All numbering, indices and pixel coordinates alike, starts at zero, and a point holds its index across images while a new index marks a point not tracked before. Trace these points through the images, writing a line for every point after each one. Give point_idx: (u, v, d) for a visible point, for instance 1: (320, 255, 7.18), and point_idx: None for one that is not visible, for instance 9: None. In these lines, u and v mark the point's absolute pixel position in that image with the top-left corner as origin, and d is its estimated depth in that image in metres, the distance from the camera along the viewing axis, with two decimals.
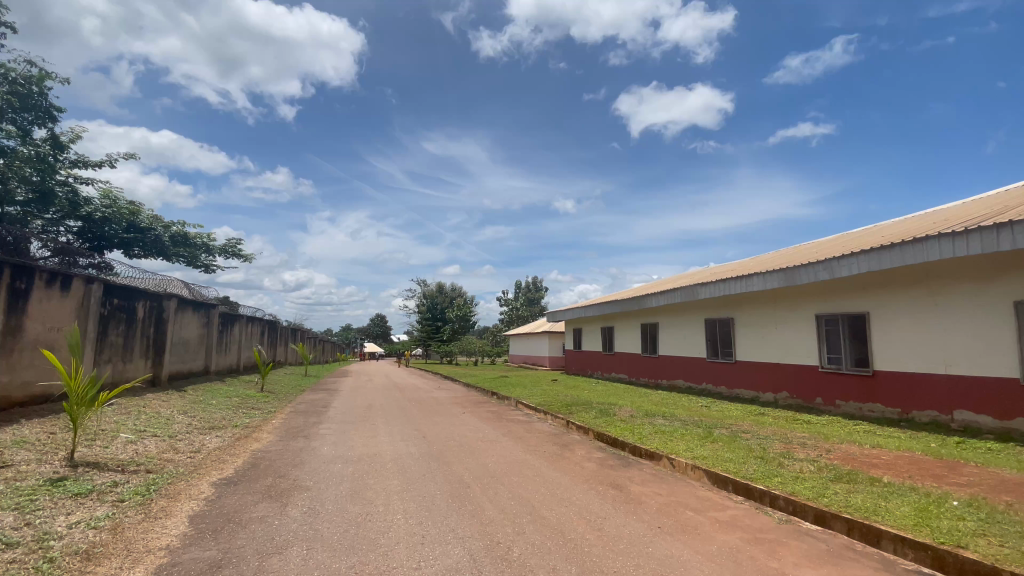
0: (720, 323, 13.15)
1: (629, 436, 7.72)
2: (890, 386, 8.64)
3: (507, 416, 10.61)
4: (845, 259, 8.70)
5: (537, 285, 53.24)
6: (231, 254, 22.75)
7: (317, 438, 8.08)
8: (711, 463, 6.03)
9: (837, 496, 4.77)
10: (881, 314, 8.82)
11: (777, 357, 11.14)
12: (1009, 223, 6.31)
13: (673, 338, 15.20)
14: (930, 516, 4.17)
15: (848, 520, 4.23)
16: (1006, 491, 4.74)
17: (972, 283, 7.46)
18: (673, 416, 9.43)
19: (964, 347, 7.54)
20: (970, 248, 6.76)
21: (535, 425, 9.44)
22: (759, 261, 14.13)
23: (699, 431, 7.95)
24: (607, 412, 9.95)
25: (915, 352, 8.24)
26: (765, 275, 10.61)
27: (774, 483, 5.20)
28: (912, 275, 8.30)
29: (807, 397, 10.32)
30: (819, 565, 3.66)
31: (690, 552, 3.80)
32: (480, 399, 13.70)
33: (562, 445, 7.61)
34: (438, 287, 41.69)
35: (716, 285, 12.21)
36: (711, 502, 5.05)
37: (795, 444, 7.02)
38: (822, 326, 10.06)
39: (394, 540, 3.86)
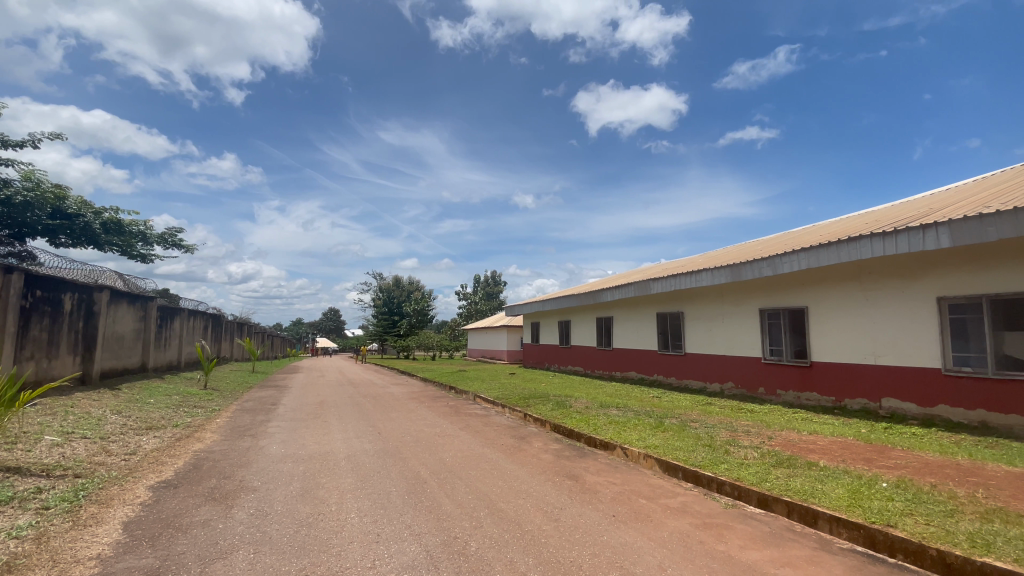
0: (671, 316, 13.58)
1: (585, 427, 7.86)
2: (826, 376, 9.21)
3: (465, 410, 10.58)
4: (786, 256, 9.17)
5: (495, 280, 53.25)
6: (170, 244, 21.48)
7: (264, 436, 7.77)
8: (662, 452, 6.23)
9: (779, 480, 5.05)
10: (819, 309, 9.37)
11: (724, 349, 11.64)
12: (933, 224, 6.83)
13: (627, 332, 15.57)
14: (862, 497, 4.47)
15: (788, 503, 4.48)
16: (930, 473, 5.16)
17: (900, 279, 8.03)
18: (626, 407, 9.69)
19: (892, 339, 8.12)
20: (897, 247, 7.27)
21: (493, 419, 9.47)
22: (709, 257, 14.66)
23: (651, 421, 8.20)
24: (563, 404, 10.12)
25: (849, 345, 8.80)
26: (713, 271, 11.04)
27: (721, 470, 5.44)
28: (848, 272, 8.85)
29: (751, 387, 10.86)
30: (763, 546, 3.85)
31: (643, 539, 3.91)
32: (437, 393, 13.62)
33: (519, 438, 7.67)
34: (395, 280, 41.24)
35: (667, 280, 12.59)
36: (663, 489, 5.22)
37: (739, 432, 7.36)
38: (766, 319, 10.57)
39: (348, 540, 3.76)
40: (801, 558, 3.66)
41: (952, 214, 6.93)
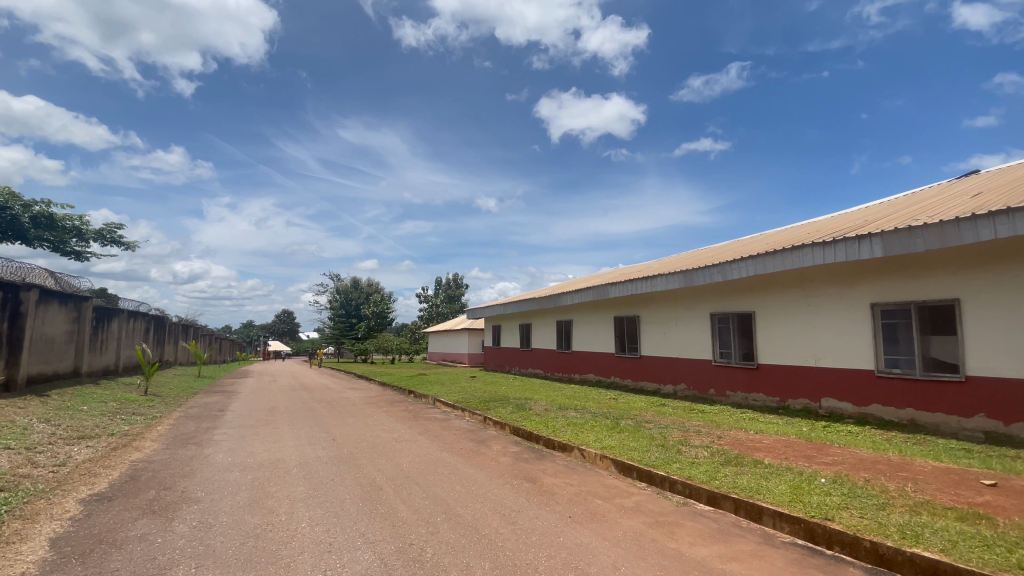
0: (628, 320, 13.90)
1: (544, 429, 7.92)
2: (771, 377, 9.66)
3: (423, 414, 10.45)
4: (735, 263, 9.57)
5: (457, 283, 52.99)
6: (109, 240, 20.20)
7: (210, 444, 7.40)
8: (618, 452, 6.37)
9: (727, 477, 5.26)
10: (765, 314, 9.83)
11: (677, 352, 12.01)
12: (868, 236, 7.31)
13: (586, 335, 15.82)
14: (803, 492, 4.72)
15: (735, 500, 4.67)
16: (864, 468, 5.50)
17: (838, 286, 8.54)
18: (584, 409, 9.85)
19: (831, 342, 8.62)
20: (836, 256, 7.73)
21: (452, 422, 9.39)
22: (665, 263, 15.12)
23: (608, 422, 8.36)
24: (522, 406, 10.17)
25: (793, 348, 9.27)
26: (668, 277, 11.39)
27: (673, 469, 5.61)
28: (791, 279, 9.33)
29: (702, 388, 11.25)
30: (711, 542, 4.00)
31: (598, 539, 3.98)
32: (395, 398, 13.39)
33: (478, 442, 7.64)
34: (353, 282, 40.36)
35: (624, 284, 12.89)
36: (618, 489, 5.34)
37: (691, 432, 7.61)
38: (716, 323, 10.99)
39: (299, 550, 3.64)
40: (746, 553, 3.83)
41: (884, 226, 7.45)
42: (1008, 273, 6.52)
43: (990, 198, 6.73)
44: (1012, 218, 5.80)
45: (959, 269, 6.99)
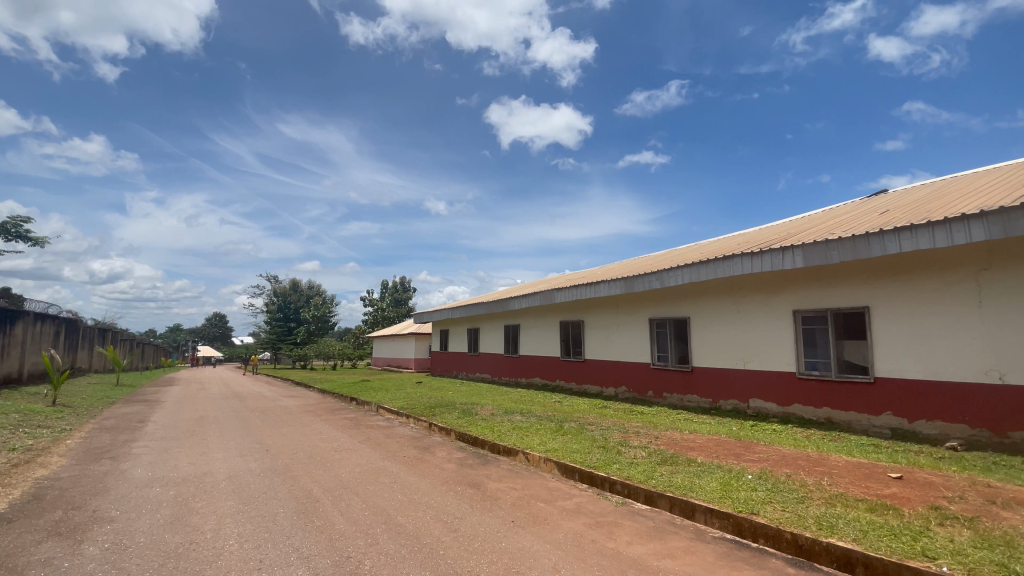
0: (573, 324, 14.20)
1: (489, 434, 7.92)
2: (704, 379, 10.17)
3: (366, 422, 10.16)
4: (673, 270, 10.02)
5: (404, 286, 52.01)
6: (14, 235, 18.28)
7: (128, 458, 6.83)
8: (561, 455, 6.47)
9: (663, 476, 5.48)
10: (699, 319, 10.35)
11: (619, 356, 12.39)
12: (791, 247, 7.88)
13: (533, 339, 15.98)
14: (732, 488, 5.01)
15: (670, 498, 4.88)
16: (786, 464, 5.91)
17: (764, 294, 9.14)
18: (530, 412, 9.95)
19: (758, 346, 9.19)
20: (763, 266, 8.27)
21: (396, 430, 9.19)
22: (608, 270, 15.58)
23: (552, 425, 8.48)
24: (468, 412, 10.12)
25: (724, 351, 9.80)
26: (610, 283, 11.75)
27: (613, 469, 5.78)
28: (723, 287, 9.89)
29: (641, 390, 11.66)
30: (647, 540, 4.15)
31: (540, 542, 4.03)
32: (336, 405, 12.92)
33: (422, 449, 7.53)
34: (292, 284, 38.75)
35: (569, 290, 13.17)
36: (560, 492, 5.42)
37: (631, 433, 7.87)
38: (655, 328, 11.44)
39: (227, 569, 3.44)
40: (680, 549, 4.00)
41: (805, 238, 8.05)
42: (908, 283, 7.22)
43: (893, 216, 7.44)
44: (914, 234, 6.45)
45: (867, 280, 7.68)
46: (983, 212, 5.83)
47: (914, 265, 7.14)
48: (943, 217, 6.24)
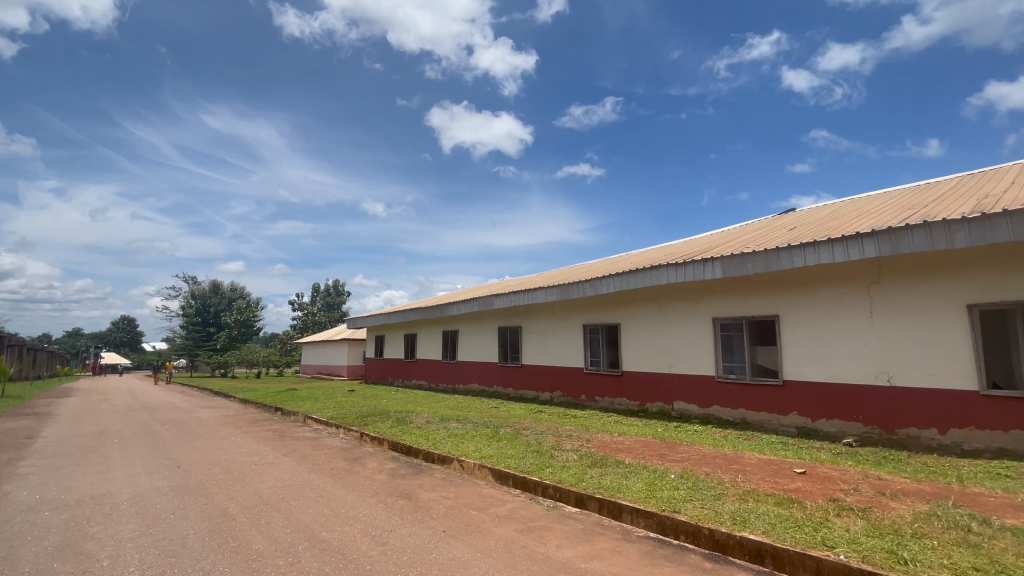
0: (510, 330, 14.32)
1: (423, 442, 7.79)
2: (633, 383, 10.60)
3: (292, 433, 9.64)
4: (605, 279, 10.39)
5: (338, 290, 50.13)
6: None
7: (9, 480, 6.05)
8: (495, 461, 6.49)
9: (593, 478, 5.64)
10: (629, 326, 10.79)
11: (554, 361, 12.64)
12: (711, 259, 8.42)
13: (471, 345, 15.93)
14: (657, 488, 5.24)
15: (599, 499, 5.02)
16: (705, 463, 6.28)
17: (687, 302, 9.69)
18: (466, 419, 9.88)
19: (682, 351, 9.71)
20: (687, 276, 8.78)
21: (324, 441, 8.80)
22: (546, 277, 15.88)
23: (487, 432, 8.48)
24: (402, 420, 9.89)
25: (651, 356, 10.28)
26: (546, 289, 11.98)
27: (546, 473, 5.87)
28: (651, 295, 10.38)
29: (575, 394, 11.97)
30: (576, 543, 4.25)
31: (471, 551, 4.01)
32: (259, 416, 12.17)
33: (352, 460, 7.26)
34: (213, 286, 36.47)
35: (507, 296, 13.29)
36: (493, 498, 5.43)
37: (564, 437, 8.04)
38: (589, 334, 11.79)
39: None
40: (606, 550, 4.13)
41: (724, 251, 8.64)
42: (811, 294, 7.94)
43: (800, 233, 8.16)
44: (816, 249, 7.12)
45: (777, 291, 8.36)
46: (873, 232, 6.53)
47: (817, 278, 7.85)
48: (841, 235, 6.92)
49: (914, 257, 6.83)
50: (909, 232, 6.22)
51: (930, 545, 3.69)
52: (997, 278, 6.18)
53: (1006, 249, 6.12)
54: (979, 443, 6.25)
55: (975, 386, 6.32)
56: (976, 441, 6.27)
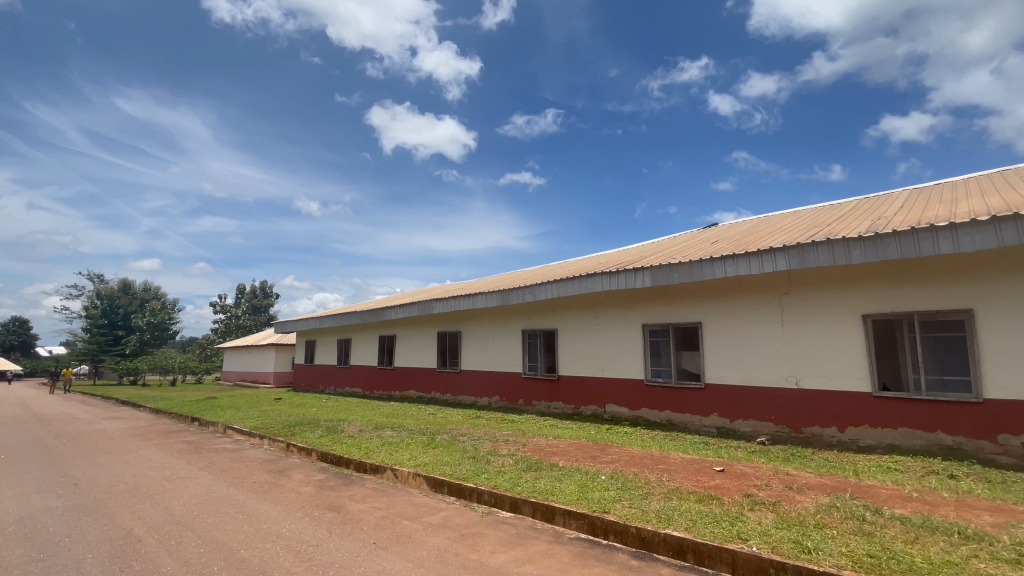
0: (449, 335, 14.20)
1: (355, 452, 7.53)
2: (569, 388, 10.84)
3: (210, 445, 8.98)
4: (543, 285, 10.59)
5: (266, 292, 47.63)
6: None
7: None
8: (430, 469, 6.39)
9: (527, 483, 5.71)
10: (565, 331, 11.05)
11: (493, 366, 12.67)
12: (642, 268, 8.81)
13: (408, 350, 15.63)
14: (589, 489, 5.39)
15: (533, 503, 5.09)
16: (634, 464, 6.54)
17: (620, 309, 10.07)
18: (401, 426, 9.67)
19: (614, 356, 10.07)
20: (620, 284, 9.14)
21: (246, 453, 8.27)
22: (486, 282, 15.93)
23: (423, 439, 8.34)
24: (333, 429, 9.50)
25: (586, 361, 10.57)
26: (486, 295, 12.02)
27: (481, 479, 5.86)
28: (587, 302, 10.69)
29: (512, 399, 12.06)
30: (509, 548, 4.28)
31: (402, 562, 3.92)
32: (173, 427, 11.23)
33: (277, 472, 6.88)
34: (122, 284, 33.52)
35: (446, 301, 13.19)
36: (427, 506, 5.35)
37: (500, 442, 8.08)
38: (527, 339, 11.93)
39: None
40: (538, 553, 4.19)
41: (654, 261, 9.08)
42: (730, 303, 8.51)
43: (722, 246, 8.74)
44: (735, 262, 7.65)
45: (701, 299, 8.89)
46: (784, 247, 7.12)
47: (736, 288, 8.44)
48: (757, 249, 7.50)
49: (819, 271, 7.52)
50: (815, 248, 6.84)
51: (831, 534, 4.05)
52: (886, 291, 6.94)
53: (894, 266, 6.89)
54: (871, 439, 6.96)
55: (868, 388, 7.04)
56: (869, 438, 6.97)
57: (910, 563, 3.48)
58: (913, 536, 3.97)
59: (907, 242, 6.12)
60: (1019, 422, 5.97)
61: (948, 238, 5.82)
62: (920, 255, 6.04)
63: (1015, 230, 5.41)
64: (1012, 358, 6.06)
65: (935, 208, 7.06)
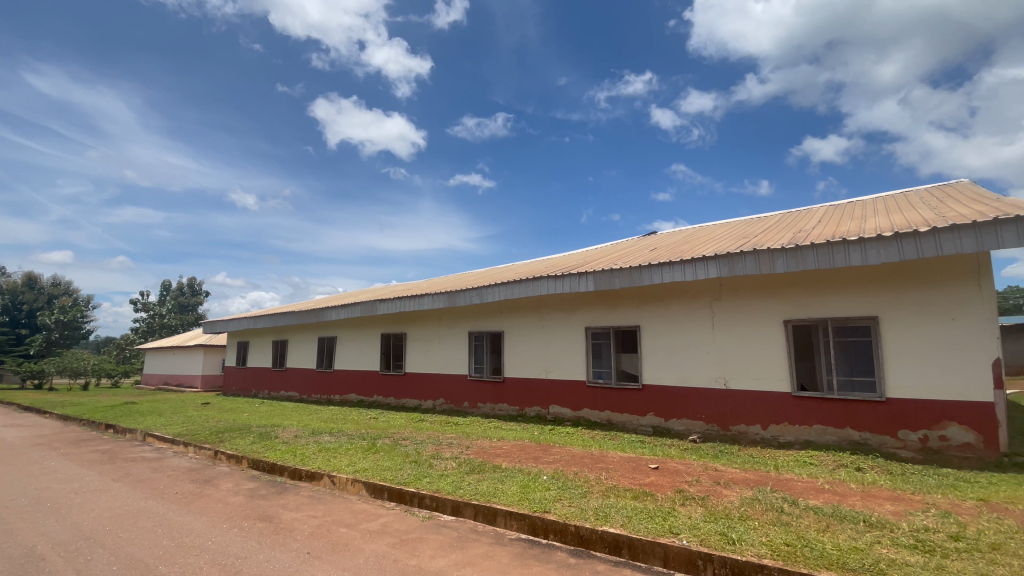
0: (393, 337, 13.92)
1: (290, 459, 7.21)
2: (513, 389, 10.93)
3: (126, 454, 8.30)
4: (489, 287, 10.62)
5: (194, 289, 44.74)
6: None
7: None
8: (370, 474, 6.24)
9: (469, 485, 5.70)
10: (510, 333, 11.13)
11: (437, 368, 12.55)
12: (586, 273, 9.04)
13: (350, 352, 15.16)
14: (530, 490, 5.46)
15: (475, 506, 5.09)
16: (575, 463, 6.70)
17: (564, 312, 10.27)
18: (340, 431, 9.36)
19: (557, 358, 10.27)
20: (563, 287, 9.34)
21: (168, 462, 7.71)
22: (433, 283, 15.76)
23: (363, 444, 8.11)
24: (267, 435, 9.05)
25: (530, 363, 10.70)
26: (432, 296, 11.89)
27: (422, 484, 5.79)
28: (532, 304, 10.83)
29: (457, 401, 12.00)
30: (449, 552, 4.25)
31: (337, 571, 3.80)
32: (83, 436, 10.28)
33: (202, 482, 6.46)
34: (27, 280, 30.27)
35: (391, 302, 12.92)
36: (365, 513, 5.22)
37: (443, 445, 8.01)
38: (472, 341, 11.92)
39: None
40: (479, 555, 4.20)
41: (596, 266, 9.35)
42: (668, 308, 8.90)
43: (660, 253, 9.13)
44: (672, 268, 8.03)
45: (641, 303, 9.23)
46: (716, 256, 7.55)
47: (673, 293, 8.84)
48: (691, 257, 7.90)
49: (747, 278, 8.02)
50: (743, 258, 7.30)
51: (753, 526, 4.34)
52: (805, 299, 7.52)
53: (812, 275, 7.48)
54: (790, 435, 7.51)
55: (788, 388, 7.60)
56: (788, 434, 7.52)
57: (822, 549, 3.79)
58: (824, 524, 4.32)
59: (823, 254, 6.67)
60: (915, 418, 6.65)
61: (858, 251, 6.40)
62: (834, 266, 6.59)
63: (913, 246, 6.03)
64: (910, 360, 6.73)
65: (848, 224, 7.73)
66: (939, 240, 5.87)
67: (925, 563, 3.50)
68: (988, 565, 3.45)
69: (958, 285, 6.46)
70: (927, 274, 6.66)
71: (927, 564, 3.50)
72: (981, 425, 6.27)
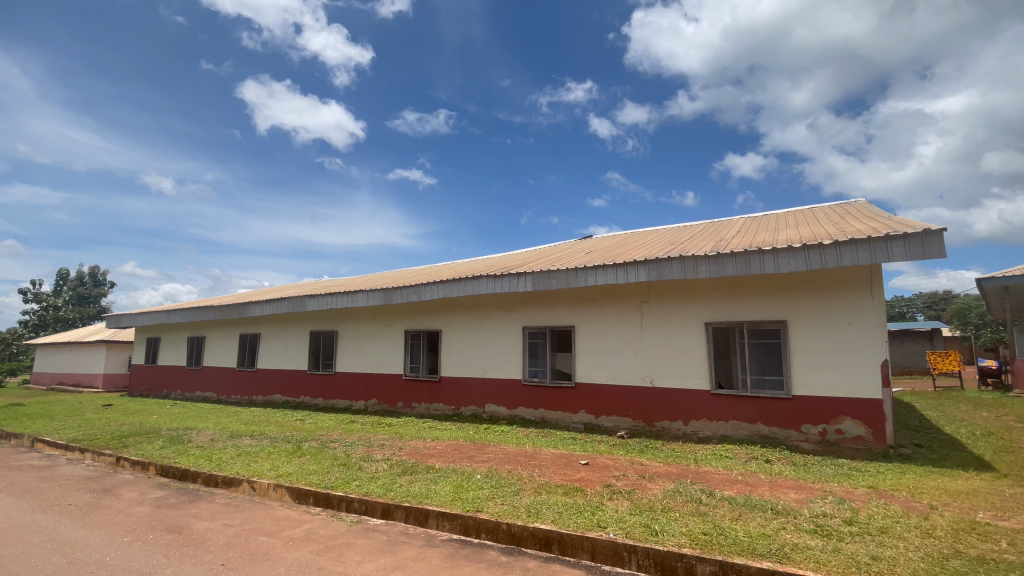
0: (324, 335, 13.34)
1: (205, 464, 6.72)
2: (448, 389, 10.85)
3: (7, 462, 7.36)
4: (428, 285, 10.46)
5: (97, 279, 40.49)
6: None
7: None
8: (294, 479, 5.94)
9: (400, 487, 5.58)
10: (448, 332, 11.03)
11: (371, 368, 12.19)
12: (523, 274, 9.14)
13: (275, 351, 14.36)
14: (463, 490, 5.44)
15: (405, 508, 4.99)
16: (509, 462, 6.75)
17: (501, 311, 10.33)
18: (262, 434, 8.84)
19: (494, 357, 10.32)
20: (500, 287, 9.39)
21: (60, 470, 6.93)
22: (368, 280, 15.27)
23: (287, 448, 7.71)
24: (179, 439, 8.37)
25: (466, 362, 10.66)
26: (367, 293, 11.54)
27: (351, 487, 5.60)
28: (470, 304, 10.79)
29: (391, 401, 11.73)
30: (378, 556, 4.14)
31: None
32: None
33: (102, 491, 5.86)
34: None
35: (323, 298, 12.38)
36: (289, 519, 4.97)
37: (375, 447, 7.79)
38: (408, 339, 11.69)
39: None
40: (409, 558, 4.12)
41: (533, 267, 9.49)
42: (600, 309, 9.19)
43: (595, 256, 9.43)
44: (606, 271, 8.30)
45: (576, 304, 9.47)
46: (646, 261, 7.90)
47: (606, 295, 9.15)
48: (623, 261, 8.22)
49: (673, 282, 8.46)
50: (670, 263, 7.69)
51: (674, 517, 4.58)
52: (725, 303, 8.04)
53: (731, 281, 8.01)
54: (709, 430, 8.00)
55: (707, 385, 8.09)
56: (707, 429, 8.01)
57: (735, 537, 4.07)
58: (737, 514, 4.65)
59: (741, 262, 7.16)
60: (816, 414, 7.32)
61: (771, 260, 6.94)
62: (749, 273, 7.11)
63: (818, 257, 6.63)
64: (813, 361, 7.39)
65: (763, 235, 8.38)
66: (840, 252, 6.49)
67: (823, 546, 3.86)
68: (875, 546, 3.86)
69: (854, 293, 7.17)
70: (828, 283, 7.35)
71: (825, 547, 3.85)
72: (871, 419, 7.00)
